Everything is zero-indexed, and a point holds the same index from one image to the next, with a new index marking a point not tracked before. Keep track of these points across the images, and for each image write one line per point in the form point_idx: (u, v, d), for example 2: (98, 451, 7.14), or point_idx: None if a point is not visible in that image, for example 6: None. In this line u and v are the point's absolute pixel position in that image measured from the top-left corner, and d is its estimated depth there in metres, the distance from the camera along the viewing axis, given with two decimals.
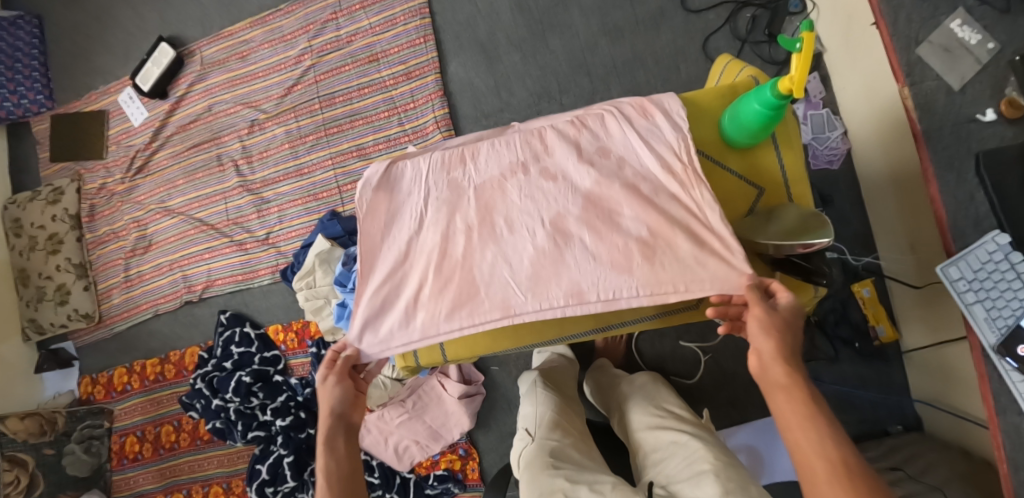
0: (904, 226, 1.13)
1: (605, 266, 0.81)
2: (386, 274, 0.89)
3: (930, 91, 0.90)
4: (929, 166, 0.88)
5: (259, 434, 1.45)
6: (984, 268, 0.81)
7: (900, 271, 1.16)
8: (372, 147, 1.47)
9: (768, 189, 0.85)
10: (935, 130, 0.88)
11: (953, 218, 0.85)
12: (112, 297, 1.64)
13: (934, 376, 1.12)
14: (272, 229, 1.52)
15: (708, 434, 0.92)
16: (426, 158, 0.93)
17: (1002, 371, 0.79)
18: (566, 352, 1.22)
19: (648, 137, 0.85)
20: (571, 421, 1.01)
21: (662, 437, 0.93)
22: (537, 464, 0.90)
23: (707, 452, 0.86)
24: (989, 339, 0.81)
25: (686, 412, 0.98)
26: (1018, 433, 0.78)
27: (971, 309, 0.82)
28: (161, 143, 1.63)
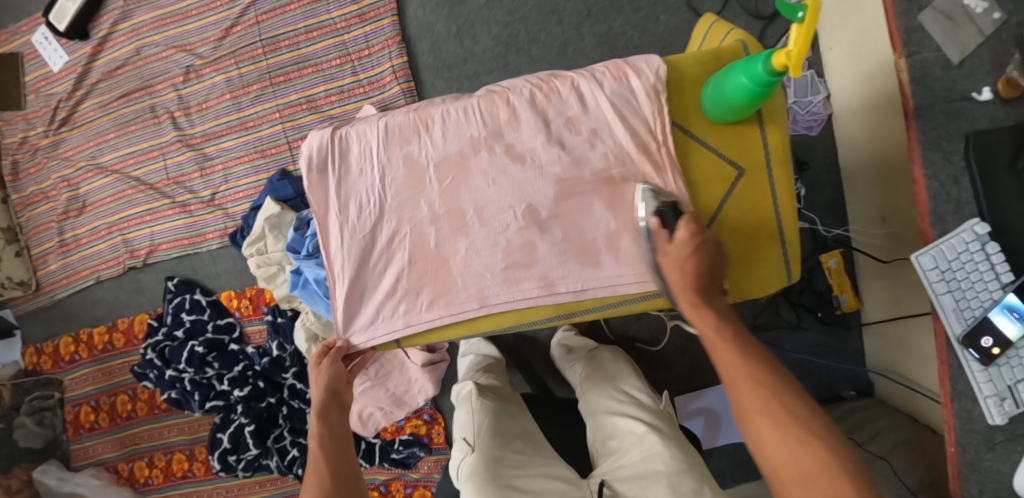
0: (878, 199, 1.10)
1: (575, 253, 0.77)
2: (346, 265, 0.82)
3: (926, 63, 0.81)
4: (916, 145, 0.81)
5: (216, 404, 1.40)
6: (959, 257, 0.78)
7: (871, 246, 1.14)
8: (323, 99, 1.33)
9: (748, 169, 0.78)
10: (926, 107, 0.80)
11: (934, 202, 0.80)
12: (48, 263, 1.52)
13: (891, 348, 1.13)
14: (217, 189, 1.40)
15: (667, 424, 0.91)
16: (374, 130, 0.80)
17: (963, 361, 0.77)
18: (493, 352, 1.25)
19: (624, 109, 0.75)
20: (513, 423, 0.98)
21: (620, 427, 0.92)
22: (479, 472, 0.87)
23: (664, 449, 0.85)
24: (954, 329, 0.79)
25: (646, 399, 0.97)
26: (970, 420, 0.77)
27: (940, 299, 0.80)
28: (86, 92, 1.46)
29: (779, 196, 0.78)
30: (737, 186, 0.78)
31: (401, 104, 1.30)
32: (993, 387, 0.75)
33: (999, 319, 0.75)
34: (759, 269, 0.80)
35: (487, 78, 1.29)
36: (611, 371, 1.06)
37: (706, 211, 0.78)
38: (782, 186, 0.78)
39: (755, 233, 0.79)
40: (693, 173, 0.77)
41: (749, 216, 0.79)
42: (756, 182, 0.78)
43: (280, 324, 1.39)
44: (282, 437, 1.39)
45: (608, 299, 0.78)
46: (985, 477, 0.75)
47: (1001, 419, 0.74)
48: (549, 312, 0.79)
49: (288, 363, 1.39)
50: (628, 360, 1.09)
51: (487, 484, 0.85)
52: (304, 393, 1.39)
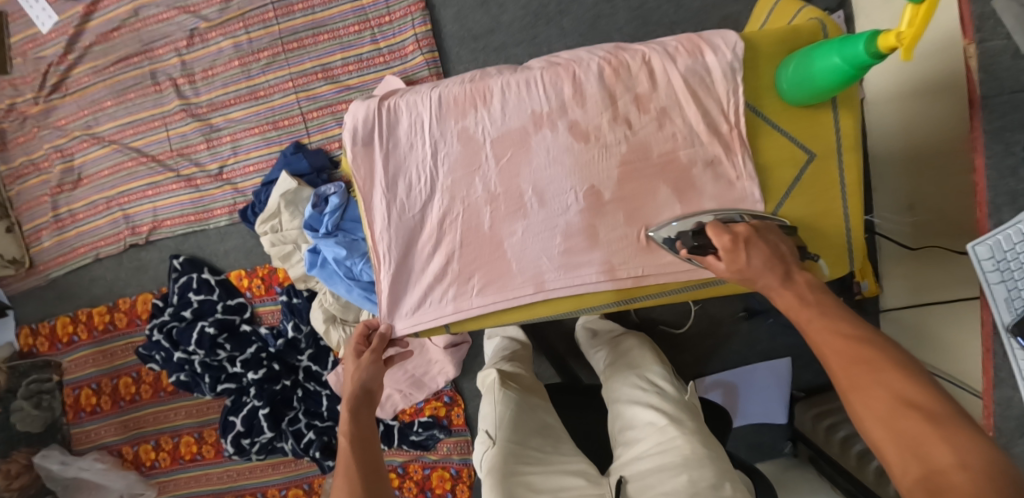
0: (905, 189, 1.22)
1: (640, 238, 0.73)
2: (390, 247, 0.76)
3: (994, 52, 0.81)
4: (980, 134, 0.83)
5: (228, 387, 1.35)
6: (1014, 248, 0.81)
7: (897, 232, 1.27)
8: (341, 68, 1.26)
9: (819, 154, 0.74)
10: (993, 96, 0.81)
11: (992, 193, 0.83)
12: (42, 239, 1.44)
13: (911, 331, 1.27)
14: (225, 163, 1.33)
15: (690, 416, 0.88)
16: (426, 101, 0.74)
17: (1010, 350, 0.82)
18: (519, 336, 1.21)
19: (698, 87, 0.71)
20: (534, 417, 0.93)
21: (640, 417, 0.89)
22: (494, 465, 0.85)
23: (685, 444, 0.82)
24: (1004, 318, 0.82)
25: (669, 388, 0.94)
26: (1008, 405, 0.84)
27: (993, 289, 0.83)
28: (78, 56, 1.35)
29: (849, 181, 0.74)
30: (806, 171, 0.74)
31: (425, 74, 1.23)
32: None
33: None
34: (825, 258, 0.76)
35: (516, 50, 1.23)
36: (634, 359, 1.03)
37: (773, 197, 0.75)
38: (853, 172, 0.74)
39: (821, 220, 0.75)
40: (761, 156, 0.74)
41: (817, 202, 0.75)
42: (827, 167, 0.74)
43: (296, 305, 1.33)
44: (297, 420, 1.35)
45: (669, 284, 0.74)
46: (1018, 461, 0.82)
47: None
48: (607, 297, 0.76)
49: (304, 345, 1.35)
50: (653, 348, 1.06)
51: (502, 480, 0.82)
52: (319, 375, 1.36)
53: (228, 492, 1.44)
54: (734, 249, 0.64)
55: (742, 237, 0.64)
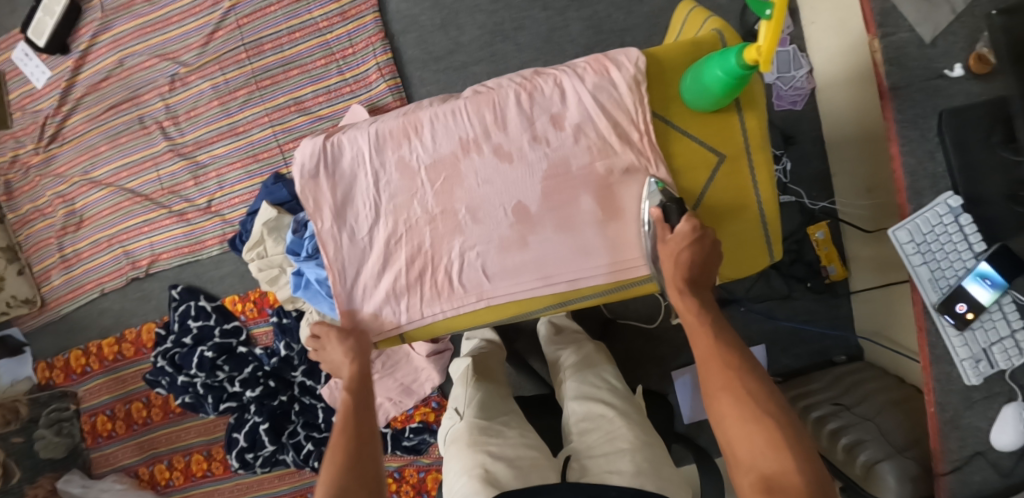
0: (863, 172, 1.27)
1: (569, 246, 0.80)
2: (345, 268, 0.83)
3: (903, 43, 0.86)
4: (893, 124, 0.87)
5: (231, 405, 1.44)
6: (934, 230, 0.87)
7: (857, 216, 1.32)
8: (312, 99, 1.34)
9: (728, 156, 0.80)
10: (905, 86, 0.86)
11: (913, 178, 0.88)
12: (51, 279, 1.54)
13: (879, 314, 1.31)
14: (213, 197, 1.42)
15: (635, 413, 0.96)
16: (365, 136, 0.81)
17: (939, 327, 0.88)
18: (493, 339, 1.27)
19: (608, 102, 0.77)
20: (503, 404, 1.03)
21: (594, 407, 0.97)
22: (462, 440, 0.93)
23: (629, 432, 0.90)
24: (931, 297, 0.88)
25: (621, 386, 1.03)
26: (948, 381, 0.89)
27: (917, 270, 0.89)
28: (73, 107, 1.45)
29: (760, 180, 0.81)
30: (720, 172, 0.80)
31: (390, 100, 1.31)
32: (969, 351, 0.87)
33: (973, 287, 0.86)
34: (744, 250, 0.82)
35: (475, 68, 1.31)
36: (593, 360, 1.11)
37: (690, 197, 0.81)
38: (762, 170, 0.80)
39: (736, 217, 0.81)
40: (675, 160, 0.80)
41: (733, 201, 0.81)
42: (738, 167, 0.80)
43: (286, 324, 1.42)
44: (296, 433, 1.43)
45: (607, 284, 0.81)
46: (965, 433, 0.88)
47: (977, 379, 0.86)
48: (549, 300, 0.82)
49: (297, 361, 1.43)
50: (608, 352, 1.15)
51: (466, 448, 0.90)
52: (314, 389, 1.44)
53: None
54: (687, 237, 0.72)
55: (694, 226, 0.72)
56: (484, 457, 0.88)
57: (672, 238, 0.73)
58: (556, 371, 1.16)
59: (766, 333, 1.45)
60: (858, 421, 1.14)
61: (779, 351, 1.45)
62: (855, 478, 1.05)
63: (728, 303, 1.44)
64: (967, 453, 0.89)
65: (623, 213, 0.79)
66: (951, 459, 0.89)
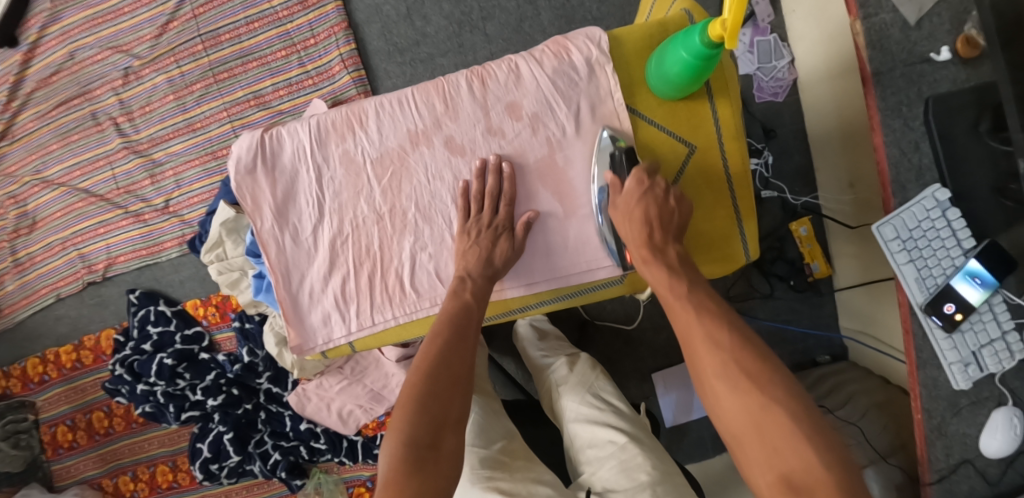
0: (846, 166, 1.24)
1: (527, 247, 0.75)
2: (288, 272, 0.77)
3: (884, 25, 0.81)
4: (876, 112, 0.82)
5: (193, 414, 1.37)
6: (922, 224, 0.82)
7: (839, 211, 1.29)
8: (272, 93, 1.27)
9: (699, 148, 0.74)
10: (886, 72, 0.82)
11: (896, 170, 0.82)
12: (5, 284, 1.48)
13: (862, 312, 1.27)
14: (170, 196, 1.35)
15: (643, 437, 1.00)
16: (306, 128, 0.75)
17: (927, 329, 0.82)
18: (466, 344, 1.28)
19: (567, 88, 0.72)
20: (500, 425, 1.06)
21: (604, 436, 0.99)
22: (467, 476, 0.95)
23: (644, 461, 0.93)
24: (917, 298, 0.83)
25: (625, 406, 1.06)
26: (935, 386, 0.83)
27: (903, 269, 0.83)
28: (22, 104, 1.38)
29: (734, 173, 0.75)
30: (690, 164, 0.74)
31: (353, 93, 1.24)
32: (957, 354, 0.81)
33: (962, 286, 0.80)
34: (718, 248, 0.76)
35: (442, 60, 1.25)
36: (590, 378, 1.13)
37: None
38: (736, 162, 0.75)
39: (710, 212, 0.76)
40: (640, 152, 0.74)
41: (703, 197, 0.75)
42: (709, 159, 0.75)
43: (248, 330, 1.36)
44: (263, 442, 1.39)
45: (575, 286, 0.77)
46: (950, 441, 0.83)
47: (966, 384, 0.81)
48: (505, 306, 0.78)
49: (261, 368, 1.37)
50: (603, 369, 1.17)
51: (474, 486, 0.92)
52: (280, 396, 1.39)
53: None
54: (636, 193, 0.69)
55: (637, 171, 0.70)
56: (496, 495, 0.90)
57: (620, 200, 0.70)
58: (548, 384, 1.16)
59: None
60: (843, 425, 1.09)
61: None
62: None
63: None
64: (954, 461, 0.83)
65: (584, 210, 0.74)
66: (937, 468, 0.83)
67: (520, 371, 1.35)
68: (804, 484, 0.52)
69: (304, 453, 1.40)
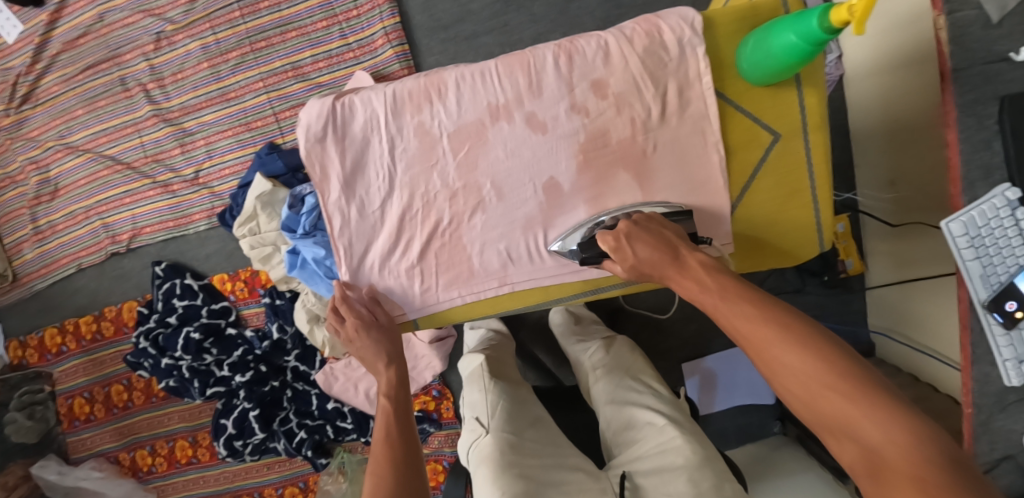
0: (887, 163, 1.23)
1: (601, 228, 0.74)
2: (353, 247, 0.75)
3: (965, 22, 0.80)
4: (952, 108, 0.82)
5: (217, 391, 1.35)
6: (989, 222, 0.81)
7: (878, 209, 1.28)
8: (311, 65, 1.24)
9: (783, 135, 0.73)
10: (965, 69, 0.81)
11: (966, 168, 0.83)
12: (24, 252, 1.44)
13: (893, 310, 1.28)
14: (200, 167, 1.31)
15: (682, 417, 0.99)
16: (380, 97, 0.71)
17: (985, 325, 0.82)
18: (501, 329, 1.28)
19: (655, 68, 0.70)
20: (526, 411, 1.04)
21: (641, 418, 0.99)
22: (490, 459, 0.94)
23: (683, 443, 0.91)
24: (979, 295, 0.82)
25: (665, 389, 1.05)
26: (986, 382, 0.83)
27: (968, 265, 0.82)
28: (46, 66, 1.33)
29: (815, 163, 0.74)
30: (771, 152, 0.74)
31: (396, 68, 1.22)
32: (1013, 351, 0.81)
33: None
34: (790, 234, 0.77)
35: (486, 39, 1.22)
36: (625, 362, 1.12)
37: (737, 178, 0.75)
38: (819, 153, 0.74)
39: (788, 201, 0.76)
40: (725, 140, 0.73)
41: (782, 186, 0.75)
42: (791, 148, 0.74)
43: (279, 306, 1.33)
44: (287, 420, 1.37)
45: (617, 277, 0.74)
46: (995, 435, 0.83)
47: (1019, 380, 0.81)
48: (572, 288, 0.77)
49: (289, 345, 1.35)
50: (641, 352, 1.16)
51: (503, 472, 0.91)
52: (307, 374, 1.37)
53: (226, 493, 1.46)
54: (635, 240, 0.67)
55: (668, 242, 0.66)
56: (522, 481, 0.89)
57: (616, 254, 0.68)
58: (583, 369, 1.16)
59: None
60: None
61: None
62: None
63: None
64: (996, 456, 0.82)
65: (664, 193, 0.73)
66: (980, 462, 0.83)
67: (554, 357, 1.33)
68: (883, 462, 0.50)
69: (330, 433, 1.38)
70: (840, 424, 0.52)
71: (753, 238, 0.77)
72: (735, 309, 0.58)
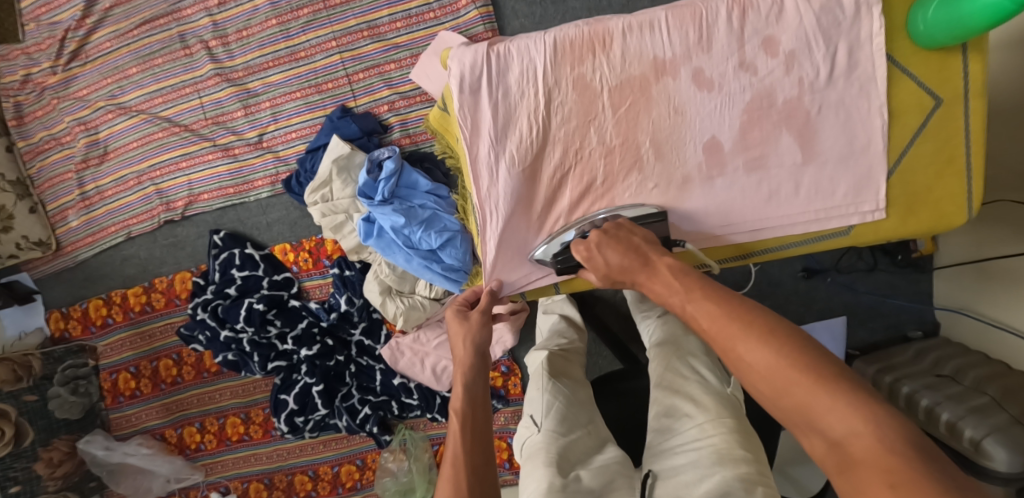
0: None
1: (753, 187, 0.76)
2: (498, 202, 0.77)
3: None
4: None
5: (279, 365, 1.30)
6: None
7: None
8: (388, 25, 1.20)
9: (946, 101, 0.72)
10: None
11: None
12: (68, 219, 1.36)
13: (965, 289, 1.23)
14: (264, 130, 1.26)
15: (731, 410, 0.79)
16: (541, 47, 0.73)
17: None
18: (572, 317, 1.14)
19: (829, 26, 0.70)
20: (583, 411, 0.88)
21: (679, 409, 0.82)
22: (537, 457, 0.80)
23: (723, 443, 0.73)
24: None
25: (713, 378, 0.85)
26: None
27: None
28: (98, 20, 1.26)
29: (973, 130, 0.73)
30: (932, 118, 0.73)
31: (480, 31, 1.18)
32: None
33: None
34: (944, 201, 0.76)
35: (575, 2, 1.17)
36: (680, 341, 0.94)
37: (896, 144, 0.74)
38: (978, 120, 0.73)
39: (941, 166, 0.75)
40: (888, 104, 0.73)
41: (939, 151, 0.74)
42: (952, 114, 0.73)
43: (348, 277, 1.29)
44: (349, 396, 1.31)
45: (768, 241, 0.79)
46: None
47: None
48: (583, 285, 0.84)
49: (357, 318, 1.30)
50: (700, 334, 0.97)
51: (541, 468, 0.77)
52: (372, 349, 1.32)
53: (279, 471, 1.39)
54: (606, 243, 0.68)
55: (638, 248, 0.66)
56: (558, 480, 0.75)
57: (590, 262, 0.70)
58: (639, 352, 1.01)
59: (850, 304, 1.36)
60: (963, 392, 1.05)
61: (860, 322, 1.36)
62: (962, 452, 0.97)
63: (815, 273, 1.36)
64: None
65: (823, 156, 0.74)
66: None
67: (628, 332, 1.31)
68: (855, 458, 0.45)
69: (395, 409, 1.32)
70: (807, 421, 0.48)
71: (906, 204, 0.76)
72: (700, 309, 0.57)
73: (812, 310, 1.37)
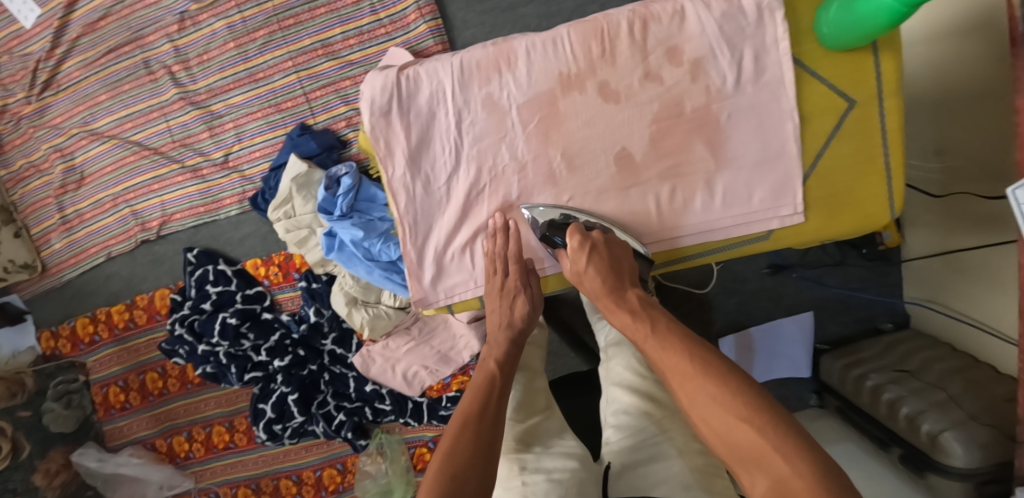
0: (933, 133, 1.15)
1: (668, 196, 0.76)
2: (417, 221, 0.80)
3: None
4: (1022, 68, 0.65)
5: (256, 375, 1.34)
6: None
7: (927, 181, 1.19)
8: (341, 43, 1.23)
9: (858, 102, 0.73)
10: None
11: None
12: (51, 242, 1.42)
13: (933, 281, 1.22)
14: (230, 150, 1.30)
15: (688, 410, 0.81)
16: (449, 69, 0.76)
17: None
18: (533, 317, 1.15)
19: (733, 34, 0.72)
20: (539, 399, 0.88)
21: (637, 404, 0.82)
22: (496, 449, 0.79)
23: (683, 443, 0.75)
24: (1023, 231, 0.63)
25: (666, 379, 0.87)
26: None
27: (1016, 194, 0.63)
28: (67, 51, 1.31)
29: (889, 130, 0.73)
30: (847, 119, 0.74)
31: (429, 44, 1.19)
32: None
33: None
34: (866, 200, 0.76)
35: (524, 10, 1.19)
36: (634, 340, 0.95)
37: (811, 146, 0.75)
38: (893, 119, 0.73)
39: (859, 167, 0.75)
40: (799, 108, 0.73)
41: (856, 151, 0.74)
42: (867, 115, 0.73)
43: (315, 290, 1.33)
44: (326, 403, 1.34)
45: (693, 248, 0.79)
46: None
47: None
48: None
49: (327, 328, 1.34)
50: None
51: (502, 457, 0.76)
52: (345, 358, 1.36)
53: (265, 477, 1.44)
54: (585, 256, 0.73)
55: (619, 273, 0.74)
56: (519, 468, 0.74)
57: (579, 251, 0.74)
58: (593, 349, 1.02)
59: (818, 299, 1.36)
60: (923, 388, 1.04)
61: (828, 316, 1.36)
62: (918, 446, 0.97)
63: (780, 269, 1.36)
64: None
65: (737, 162, 0.75)
66: None
67: None
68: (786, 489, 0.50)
69: (369, 415, 1.35)
70: (750, 459, 0.53)
71: (830, 205, 0.76)
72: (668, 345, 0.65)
73: (780, 306, 1.37)
